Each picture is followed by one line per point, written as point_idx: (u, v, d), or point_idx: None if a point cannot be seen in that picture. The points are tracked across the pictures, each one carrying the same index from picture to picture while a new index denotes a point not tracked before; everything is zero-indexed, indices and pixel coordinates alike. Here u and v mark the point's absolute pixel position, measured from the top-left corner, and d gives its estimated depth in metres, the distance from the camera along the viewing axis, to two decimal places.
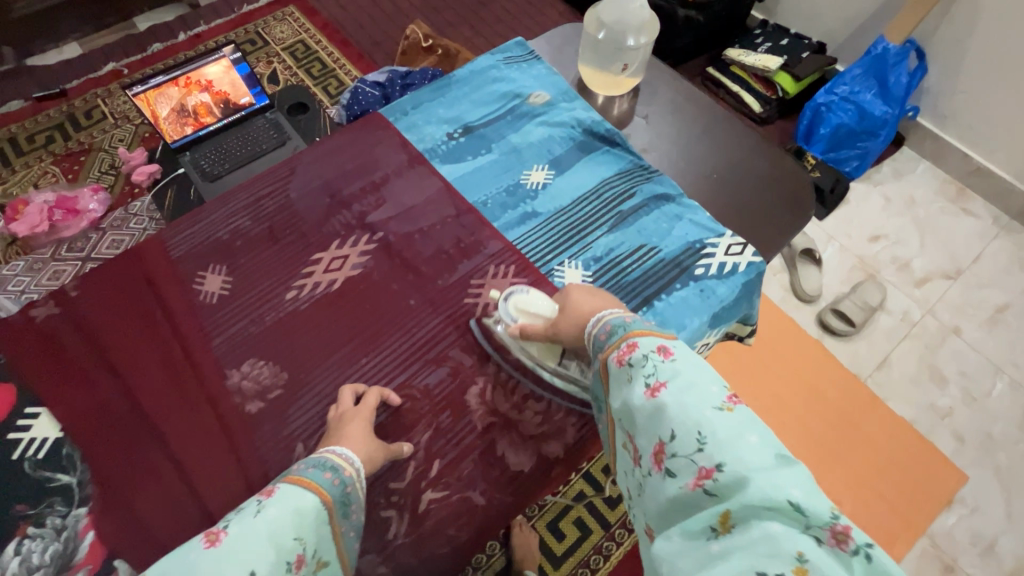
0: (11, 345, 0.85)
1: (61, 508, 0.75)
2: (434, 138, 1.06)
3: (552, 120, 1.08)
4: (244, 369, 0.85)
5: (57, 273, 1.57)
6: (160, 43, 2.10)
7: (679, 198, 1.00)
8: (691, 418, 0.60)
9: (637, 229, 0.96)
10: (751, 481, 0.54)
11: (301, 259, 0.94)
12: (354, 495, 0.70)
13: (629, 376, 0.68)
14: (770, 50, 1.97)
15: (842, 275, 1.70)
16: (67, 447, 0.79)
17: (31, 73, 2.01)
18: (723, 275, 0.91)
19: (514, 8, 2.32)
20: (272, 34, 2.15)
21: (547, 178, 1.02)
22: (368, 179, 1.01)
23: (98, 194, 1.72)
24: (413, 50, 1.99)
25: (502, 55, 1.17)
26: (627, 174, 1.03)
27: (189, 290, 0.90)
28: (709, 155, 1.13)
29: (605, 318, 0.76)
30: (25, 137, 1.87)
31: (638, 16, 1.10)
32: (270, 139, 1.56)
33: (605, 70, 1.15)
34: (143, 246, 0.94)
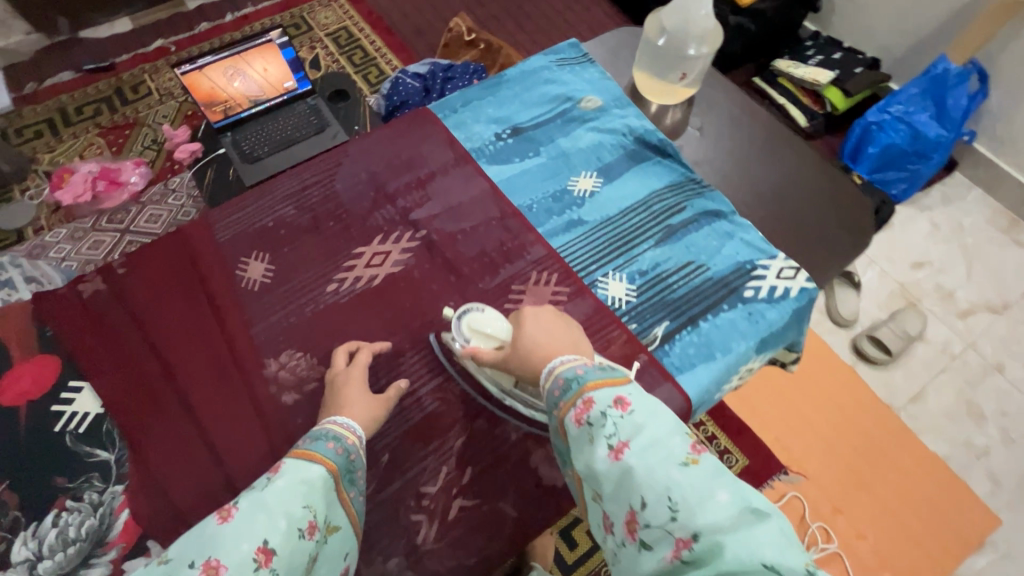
0: (57, 318, 0.87)
1: (98, 483, 0.77)
2: (483, 137, 1.04)
3: (603, 126, 1.06)
4: (282, 359, 0.85)
5: (97, 243, 1.62)
6: (208, 23, 2.13)
7: (730, 215, 0.98)
8: (659, 482, 0.56)
9: (685, 245, 0.94)
10: (728, 546, 0.51)
11: (344, 252, 0.94)
12: (359, 461, 0.72)
13: (588, 438, 0.63)
14: (822, 63, 1.92)
15: (880, 300, 1.64)
16: (107, 424, 0.80)
17: (84, 45, 2.05)
18: (774, 299, 0.89)
19: (559, 5, 2.30)
20: (318, 19, 2.17)
21: (595, 186, 1.00)
22: (414, 175, 1.00)
23: (139, 168, 1.76)
24: (456, 43, 1.98)
25: (555, 56, 1.15)
26: (679, 188, 1.00)
27: (231, 275, 0.91)
28: (760, 173, 1.10)
29: (557, 369, 0.71)
30: (74, 108, 1.91)
31: (703, 24, 1.06)
32: (309, 125, 1.58)
33: (663, 78, 1.12)
34: (187, 229, 0.95)
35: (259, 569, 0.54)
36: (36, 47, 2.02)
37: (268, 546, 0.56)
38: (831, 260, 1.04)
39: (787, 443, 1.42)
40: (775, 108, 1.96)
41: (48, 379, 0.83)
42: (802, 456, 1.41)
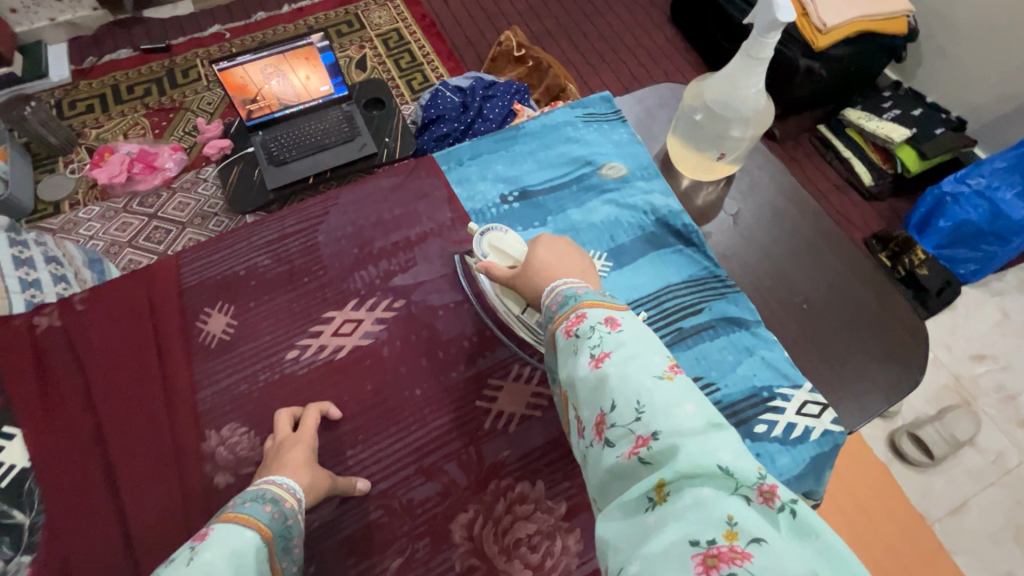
0: (6, 353, 0.85)
1: (5, 551, 0.73)
2: (487, 199, 0.97)
3: (622, 200, 0.97)
4: (224, 433, 0.80)
5: (125, 225, 1.64)
6: (264, 13, 2.14)
7: (754, 326, 0.87)
8: (630, 388, 0.53)
9: (694, 355, 0.83)
10: (687, 448, 0.47)
11: (312, 317, 0.88)
12: (295, 528, 0.64)
13: (573, 348, 0.59)
14: (898, 119, 1.72)
15: (928, 394, 1.47)
16: (29, 481, 0.77)
17: (146, 24, 2.10)
18: (789, 441, 0.77)
19: (619, 27, 2.19)
20: (371, 18, 2.14)
21: (602, 270, 0.90)
22: (405, 235, 0.95)
23: (176, 154, 1.77)
24: (504, 57, 1.91)
25: (583, 110, 1.08)
26: (697, 285, 0.90)
27: (189, 327, 0.87)
28: (792, 274, 0.99)
29: (559, 288, 0.68)
30: (126, 87, 1.95)
31: (751, 105, 0.92)
32: (340, 133, 1.54)
33: (699, 153, 1.02)
34: (154, 270, 0.92)
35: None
36: (101, 22, 2.08)
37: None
38: (866, 392, 0.89)
39: None
40: (838, 162, 1.82)
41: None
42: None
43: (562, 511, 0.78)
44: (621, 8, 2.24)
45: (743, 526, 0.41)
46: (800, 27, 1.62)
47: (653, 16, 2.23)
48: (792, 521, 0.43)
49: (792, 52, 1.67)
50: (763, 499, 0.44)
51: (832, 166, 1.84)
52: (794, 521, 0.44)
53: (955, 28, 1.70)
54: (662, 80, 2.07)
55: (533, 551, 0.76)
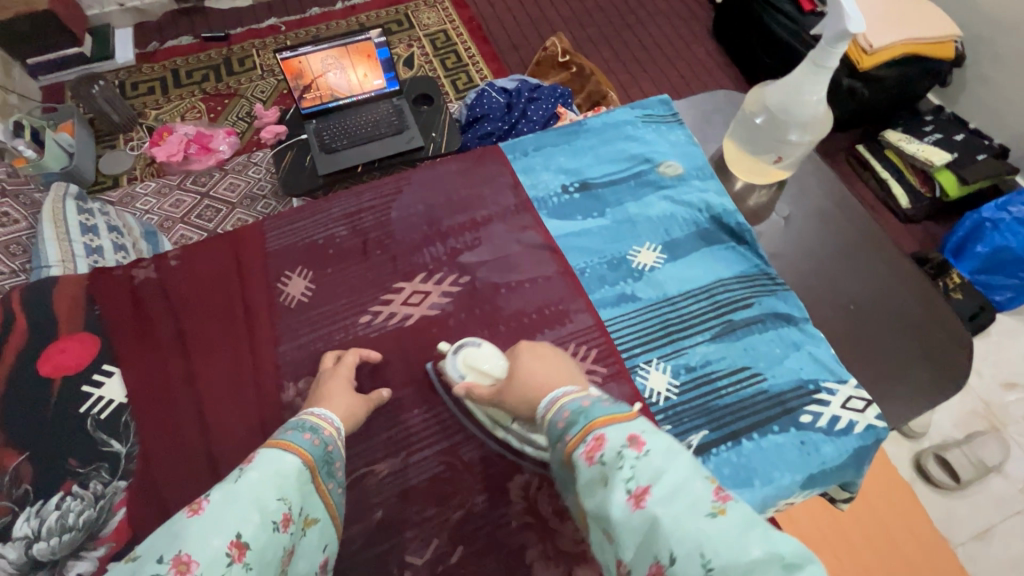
0: (109, 299, 0.91)
1: (104, 475, 0.79)
2: (548, 188, 1.01)
3: (678, 196, 1.00)
4: (300, 385, 0.85)
5: (178, 202, 1.72)
6: (319, 8, 2.23)
7: (803, 322, 0.89)
8: (687, 534, 0.46)
9: (743, 346, 0.86)
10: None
11: (381, 285, 0.93)
12: (336, 453, 0.70)
13: (603, 480, 0.53)
14: (939, 143, 1.73)
15: (957, 418, 1.47)
16: (125, 416, 0.83)
17: (207, 14, 2.20)
18: (833, 432, 0.79)
19: (660, 38, 2.23)
20: (420, 19, 2.21)
21: (656, 262, 0.94)
22: (470, 216, 0.99)
23: (229, 138, 1.85)
24: (548, 63, 1.96)
25: (642, 111, 1.11)
26: (749, 280, 0.92)
27: (270, 288, 0.92)
28: (838, 277, 1.02)
29: (564, 401, 0.64)
30: (185, 72, 2.04)
31: (808, 111, 0.96)
32: (389, 125, 1.59)
33: (755, 157, 1.07)
34: (240, 233, 0.98)
35: (231, 563, 0.50)
36: (165, 9, 2.18)
37: (242, 540, 0.51)
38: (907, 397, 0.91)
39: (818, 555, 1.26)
40: (875, 182, 1.82)
41: (86, 357, 0.86)
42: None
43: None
44: (663, 20, 2.28)
45: None
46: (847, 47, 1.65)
47: (695, 29, 2.26)
48: None
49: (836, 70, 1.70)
50: None
51: (868, 186, 1.83)
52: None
53: (999, 54, 1.70)
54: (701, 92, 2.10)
55: None
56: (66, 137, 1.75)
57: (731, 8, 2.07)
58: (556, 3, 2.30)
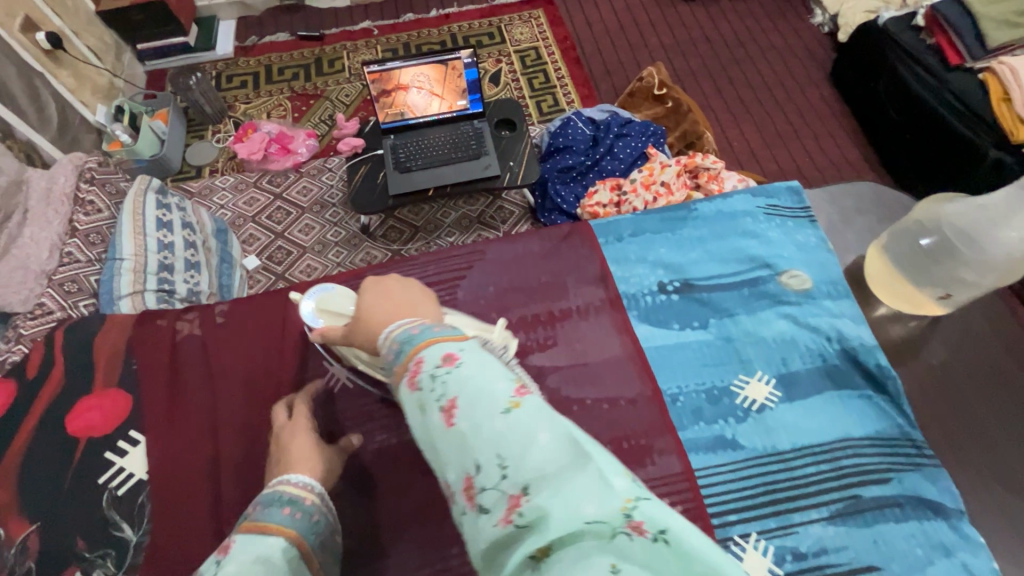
0: (148, 352, 0.82)
1: (109, 566, 0.68)
2: (641, 283, 0.85)
3: (803, 318, 0.81)
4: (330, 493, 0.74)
5: (252, 200, 1.73)
6: (413, 14, 2.20)
7: (957, 519, 0.69)
8: (487, 439, 0.39)
9: (871, 537, 0.66)
10: (556, 503, 0.35)
11: None
12: (323, 522, 0.57)
13: (416, 408, 0.44)
14: None
15: None
16: (143, 496, 0.72)
17: (306, 13, 2.23)
18: None
19: (770, 76, 2.03)
20: (513, 33, 2.13)
21: (769, 399, 0.75)
22: (545, 308, 0.83)
23: (309, 141, 1.84)
24: (642, 94, 1.82)
25: (766, 200, 0.95)
26: (885, 445, 0.73)
27: (316, 367, 0.83)
28: (975, 426, 0.83)
29: (396, 330, 0.51)
30: (278, 69, 2.07)
31: (1010, 245, 0.82)
32: (468, 149, 1.52)
33: (913, 286, 0.92)
34: (293, 295, 0.88)
35: None
36: (268, 5, 2.23)
37: None
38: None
39: None
40: None
41: (115, 417, 0.77)
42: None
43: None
44: (776, 57, 2.08)
45: None
46: (998, 113, 1.43)
47: (810, 70, 2.05)
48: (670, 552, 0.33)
49: (982, 139, 1.48)
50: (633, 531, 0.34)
51: None
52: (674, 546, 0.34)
53: None
54: (810, 142, 1.89)
55: None
56: (159, 124, 1.79)
57: (858, 52, 1.85)
58: (658, 29, 2.16)
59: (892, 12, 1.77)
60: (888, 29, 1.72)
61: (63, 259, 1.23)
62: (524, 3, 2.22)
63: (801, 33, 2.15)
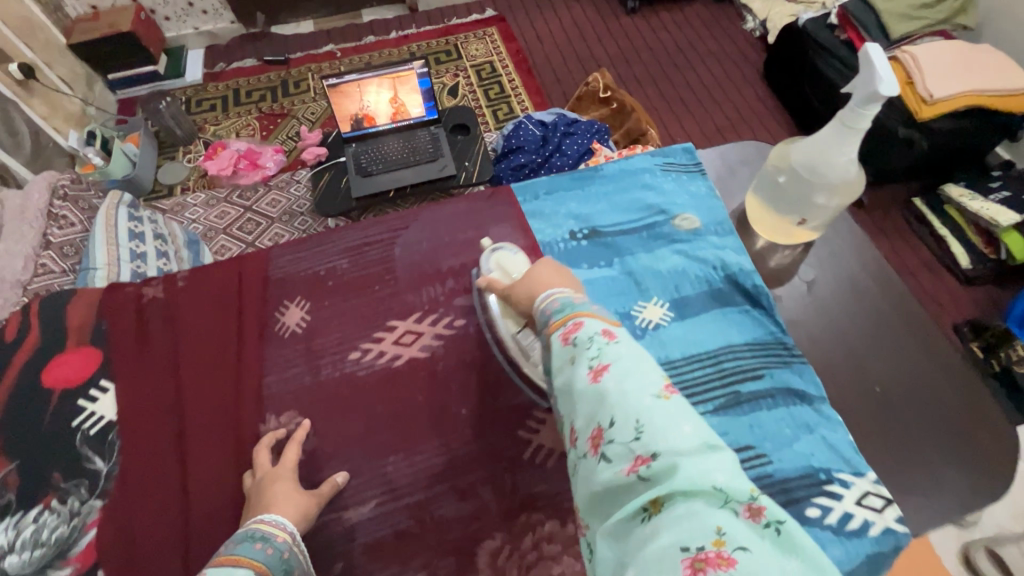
0: (112, 310, 0.86)
1: (83, 493, 0.72)
2: (555, 233, 0.94)
3: (692, 252, 0.90)
4: (282, 420, 0.78)
5: (223, 214, 1.79)
6: (374, 37, 2.33)
7: (818, 403, 0.76)
8: (631, 405, 0.47)
9: (748, 423, 0.73)
10: (684, 468, 0.42)
11: (377, 322, 0.85)
12: (295, 559, 0.62)
13: (569, 358, 0.53)
14: (1007, 202, 1.58)
15: (1016, 509, 1.33)
16: (113, 434, 0.76)
17: (272, 39, 2.34)
18: (844, 533, 0.65)
19: (708, 78, 2.19)
20: (468, 50, 2.27)
21: (662, 319, 0.83)
22: (473, 258, 0.91)
23: (277, 156, 1.94)
24: (589, 98, 1.95)
25: (663, 158, 1.04)
26: (760, 349, 0.81)
27: (268, 317, 0.87)
28: (870, 339, 0.91)
29: (552, 296, 0.60)
30: (245, 92, 2.17)
31: (840, 172, 0.87)
32: (425, 152, 1.63)
33: (778, 215, 0.97)
34: (249, 258, 0.93)
35: None
36: (234, 34, 2.34)
37: None
38: None
39: None
40: (930, 238, 1.72)
41: (88, 369, 0.81)
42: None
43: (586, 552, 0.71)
44: (713, 60, 2.25)
45: (732, 541, 0.38)
46: (903, 95, 1.58)
47: (745, 69, 2.22)
48: (776, 537, 0.39)
49: (892, 120, 1.61)
50: (750, 514, 0.40)
51: (922, 242, 1.74)
52: (782, 537, 0.40)
53: None
54: (747, 133, 2.03)
55: None
56: (131, 147, 1.88)
57: (782, 51, 2.02)
58: (603, 40, 2.32)
59: (810, 13, 1.94)
60: (806, 28, 1.88)
61: (38, 270, 1.30)
62: (478, 21, 2.37)
63: (735, 37, 2.33)
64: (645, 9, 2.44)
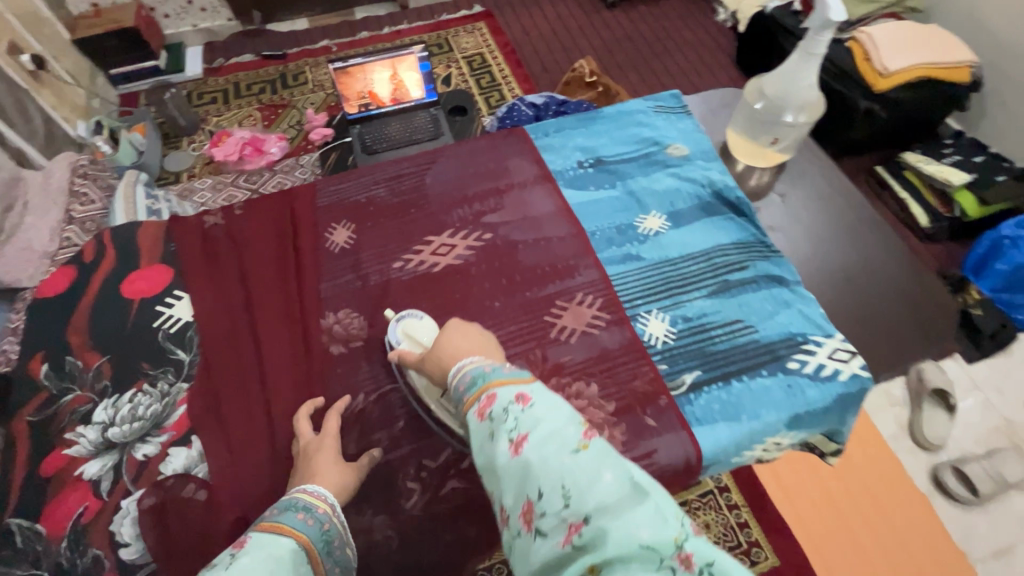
0: (178, 234, 0.96)
1: (170, 377, 0.82)
2: (565, 163, 1.04)
3: (684, 174, 1.02)
4: (339, 315, 0.86)
5: (231, 198, 1.87)
6: (368, 32, 2.44)
7: (794, 285, 0.88)
8: (552, 472, 0.48)
9: (738, 302, 0.85)
10: (613, 531, 0.43)
11: (414, 238, 0.94)
12: (336, 530, 0.61)
13: (489, 434, 0.54)
14: (958, 163, 1.77)
15: (977, 434, 1.47)
16: (191, 331, 0.86)
17: (269, 36, 2.43)
18: (819, 378, 0.78)
19: (685, 65, 2.35)
20: (459, 43, 2.39)
21: (661, 228, 0.95)
22: (495, 184, 1.01)
23: (280, 142, 2.00)
24: (576, 83, 2.07)
25: (654, 103, 1.15)
26: (746, 247, 0.92)
27: (318, 234, 0.95)
28: (844, 245, 1.05)
29: (466, 367, 0.63)
30: (245, 85, 2.25)
31: (804, 95, 1.01)
32: (426, 131, 1.73)
33: (752, 140, 1.11)
34: (295, 191, 1.02)
35: None
36: (232, 31, 2.42)
37: None
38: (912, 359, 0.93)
39: (829, 558, 1.29)
40: (894, 202, 1.87)
41: (162, 282, 0.91)
42: (829, 549, 1.30)
43: (615, 407, 0.75)
44: (689, 49, 2.41)
45: None
46: (862, 69, 1.75)
47: (719, 56, 2.38)
48: None
49: (853, 93, 1.76)
50: (684, 565, 0.42)
51: (887, 206, 1.89)
52: None
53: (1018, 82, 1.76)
54: None
55: None
56: (137, 136, 1.91)
57: (752, 37, 2.18)
58: (586, 32, 2.46)
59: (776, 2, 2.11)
60: (772, 16, 2.05)
61: (63, 242, 1.35)
62: (467, 17, 2.50)
63: (709, 27, 2.49)
64: (624, 4, 2.59)
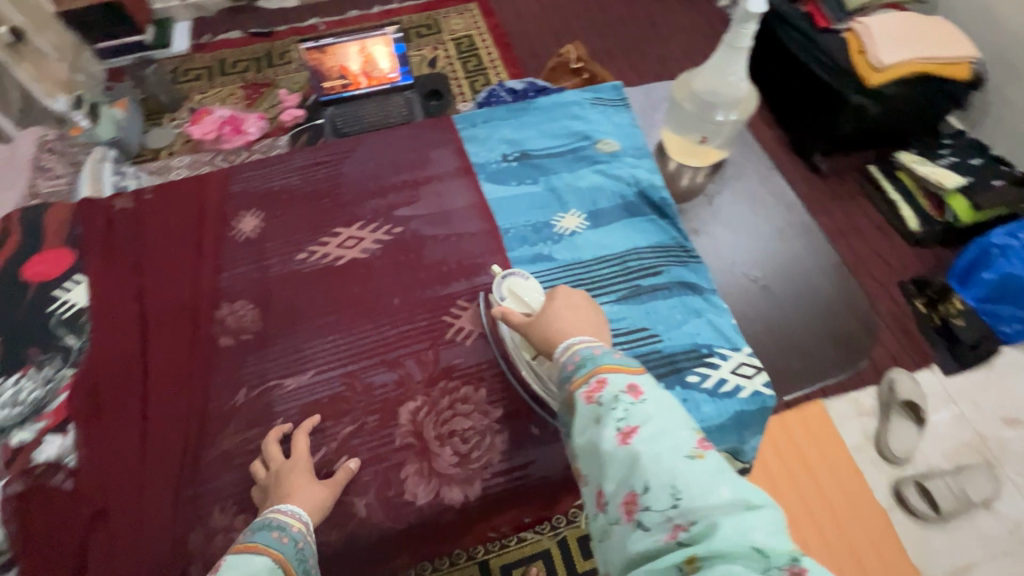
0: (84, 219, 0.99)
1: (56, 363, 0.86)
2: (488, 155, 1.05)
3: (610, 171, 1.02)
4: (234, 305, 0.89)
5: None
6: (357, 11, 2.39)
7: (708, 293, 0.89)
8: (664, 470, 0.49)
9: (646, 309, 0.86)
10: (726, 530, 0.45)
11: (323, 230, 0.96)
12: (310, 549, 0.64)
13: (596, 419, 0.55)
14: (953, 166, 1.68)
15: (947, 448, 1.42)
16: (83, 318, 0.90)
17: (257, 13, 2.40)
18: (717, 394, 0.79)
19: (678, 52, 2.27)
20: (448, 24, 2.33)
21: (578, 227, 0.96)
22: (414, 175, 1.02)
23: (259, 122, 2.00)
24: (562, 68, 2.00)
25: (593, 94, 1.13)
26: (662, 251, 0.93)
27: (225, 223, 0.98)
28: (762, 256, 1.07)
29: (574, 346, 0.62)
30: (229, 62, 2.23)
31: (732, 91, 1.05)
32: (398, 114, 1.68)
33: (684, 137, 1.16)
34: (211, 175, 1.04)
35: None
36: (220, 6, 2.39)
37: None
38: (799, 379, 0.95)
39: None
40: (884, 204, 1.80)
41: (60, 267, 0.95)
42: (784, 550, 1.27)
43: (497, 415, 0.80)
44: (685, 35, 2.32)
45: None
46: (855, 63, 1.65)
47: (716, 44, 2.29)
48: None
49: (844, 87, 1.68)
50: None
51: (876, 207, 1.81)
52: None
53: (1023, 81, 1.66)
54: None
55: (465, 441, 0.78)
56: (117, 111, 1.89)
57: None
58: (580, 16, 2.39)
59: None
60: None
61: None
62: None
63: (708, 14, 2.40)
64: None
